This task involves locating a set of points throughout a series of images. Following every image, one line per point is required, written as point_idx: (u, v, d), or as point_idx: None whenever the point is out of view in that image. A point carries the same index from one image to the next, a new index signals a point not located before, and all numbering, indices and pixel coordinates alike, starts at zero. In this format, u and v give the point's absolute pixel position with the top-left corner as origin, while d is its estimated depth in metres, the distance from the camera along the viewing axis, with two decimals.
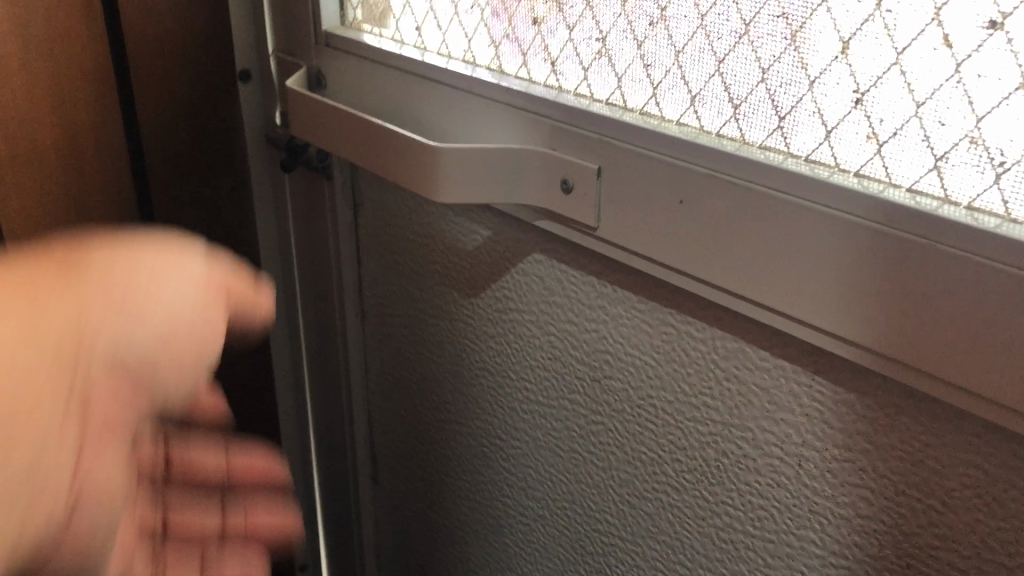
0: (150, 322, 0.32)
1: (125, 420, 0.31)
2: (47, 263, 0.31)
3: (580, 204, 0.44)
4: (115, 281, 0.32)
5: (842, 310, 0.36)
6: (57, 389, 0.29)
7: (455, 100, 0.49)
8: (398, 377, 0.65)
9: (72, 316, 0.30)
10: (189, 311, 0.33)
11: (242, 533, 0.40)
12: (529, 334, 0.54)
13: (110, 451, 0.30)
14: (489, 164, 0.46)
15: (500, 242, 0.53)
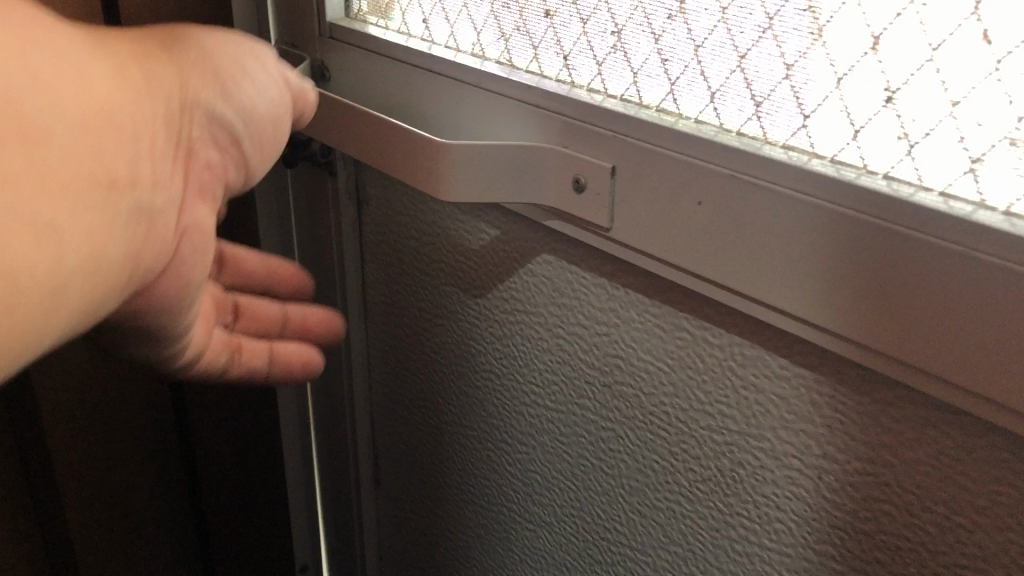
0: (238, 125, 0.35)
1: (213, 166, 0.35)
2: (148, 48, 0.32)
3: (593, 204, 0.43)
4: (208, 60, 0.34)
5: (800, 289, 0.36)
6: (169, 143, 0.32)
7: (463, 95, 0.47)
8: (402, 378, 0.64)
9: (178, 90, 0.32)
10: (269, 108, 0.37)
11: (293, 350, 0.49)
12: (536, 337, 0.52)
13: (199, 225, 0.35)
14: (498, 161, 0.44)
15: (508, 241, 0.51)
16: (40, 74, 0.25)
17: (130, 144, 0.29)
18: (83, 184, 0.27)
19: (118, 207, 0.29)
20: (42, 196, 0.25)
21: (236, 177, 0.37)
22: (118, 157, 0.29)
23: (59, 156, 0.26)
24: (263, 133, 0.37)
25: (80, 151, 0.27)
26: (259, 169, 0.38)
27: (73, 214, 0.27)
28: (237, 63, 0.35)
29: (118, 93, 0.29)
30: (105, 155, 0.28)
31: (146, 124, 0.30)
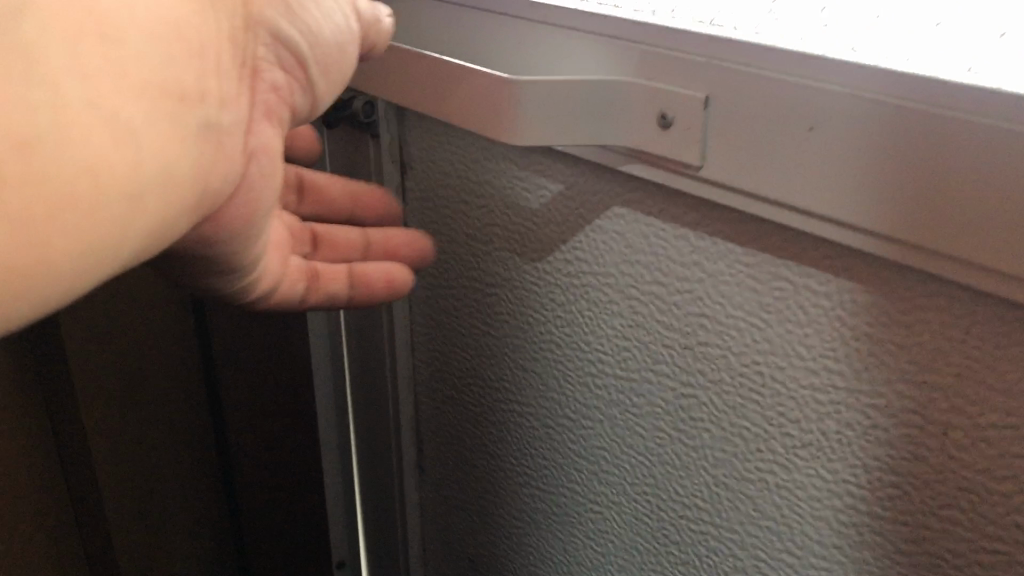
0: (303, 48, 0.34)
1: (274, 85, 0.34)
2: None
3: (682, 140, 0.39)
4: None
5: (837, 189, 0.35)
6: (236, 60, 0.31)
7: (528, 33, 0.44)
8: (450, 355, 0.60)
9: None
10: (341, 36, 0.36)
11: (374, 267, 0.47)
12: (605, 299, 0.48)
13: (266, 150, 0.34)
14: (574, 99, 0.40)
15: (573, 196, 0.48)
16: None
17: (203, 51, 0.28)
18: (164, 92, 0.27)
19: (195, 118, 0.28)
20: (117, 94, 0.25)
21: (298, 101, 0.36)
22: (193, 64, 0.28)
23: (139, 54, 0.26)
24: (324, 51, 0.35)
25: (152, 57, 0.26)
26: (322, 91, 0.36)
27: (155, 114, 0.26)
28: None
29: (197, 9, 0.28)
30: (177, 65, 0.27)
31: (210, 28, 0.29)
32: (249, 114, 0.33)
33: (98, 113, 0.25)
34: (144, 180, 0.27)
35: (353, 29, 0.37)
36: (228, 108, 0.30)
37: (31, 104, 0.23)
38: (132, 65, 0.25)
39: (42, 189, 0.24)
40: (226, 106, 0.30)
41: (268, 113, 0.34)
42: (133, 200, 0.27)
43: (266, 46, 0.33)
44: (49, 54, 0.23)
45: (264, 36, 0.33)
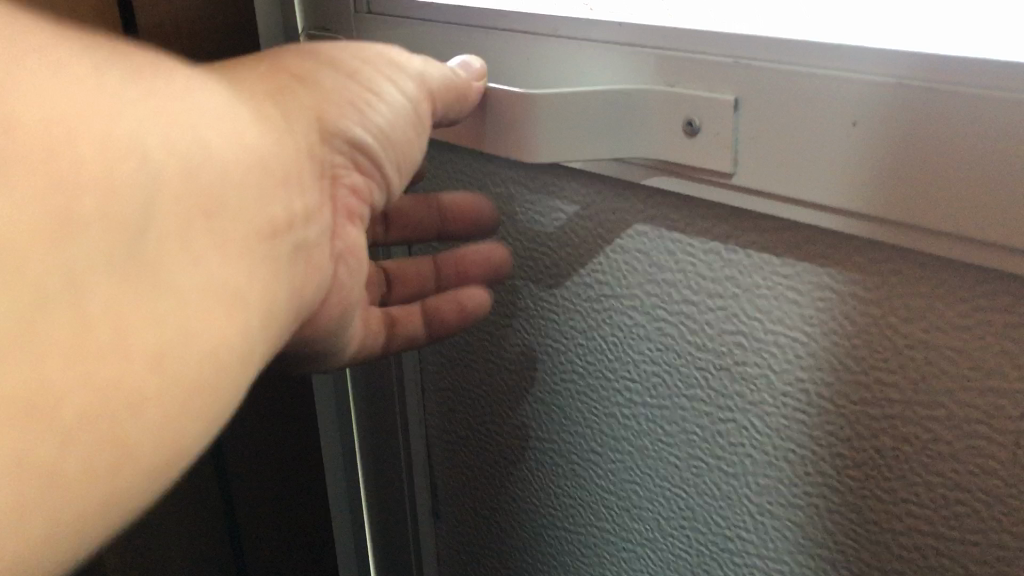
0: (376, 150, 0.37)
1: (352, 187, 0.38)
2: (279, 81, 0.34)
3: (711, 146, 0.37)
4: (341, 87, 0.36)
5: (864, 183, 0.33)
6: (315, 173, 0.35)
7: (538, 47, 0.42)
8: (463, 394, 0.57)
9: (312, 119, 0.34)
10: (415, 127, 0.39)
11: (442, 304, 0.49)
12: (631, 324, 0.45)
13: (352, 248, 0.39)
14: (592, 109, 0.38)
15: (590, 217, 0.45)
16: (207, 143, 0.27)
17: (286, 179, 0.32)
18: (262, 234, 0.30)
19: (289, 244, 0.32)
20: (229, 257, 0.28)
21: (377, 194, 0.39)
22: (278, 195, 0.31)
23: (237, 211, 0.29)
24: (396, 141, 0.38)
25: (251, 205, 0.29)
26: (402, 177, 0.40)
27: (259, 256, 0.30)
28: (357, 77, 0.37)
29: (274, 140, 0.31)
30: (267, 204, 0.30)
31: (289, 159, 0.32)
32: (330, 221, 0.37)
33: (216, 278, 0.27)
34: (266, 319, 0.30)
35: (431, 110, 0.39)
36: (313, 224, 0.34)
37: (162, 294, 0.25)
38: (236, 226, 0.28)
39: (190, 378, 0.26)
40: (313, 224, 0.34)
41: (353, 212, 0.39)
42: (264, 342, 0.30)
43: (342, 153, 0.36)
44: (175, 248, 0.26)
45: (340, 145, 0.36)
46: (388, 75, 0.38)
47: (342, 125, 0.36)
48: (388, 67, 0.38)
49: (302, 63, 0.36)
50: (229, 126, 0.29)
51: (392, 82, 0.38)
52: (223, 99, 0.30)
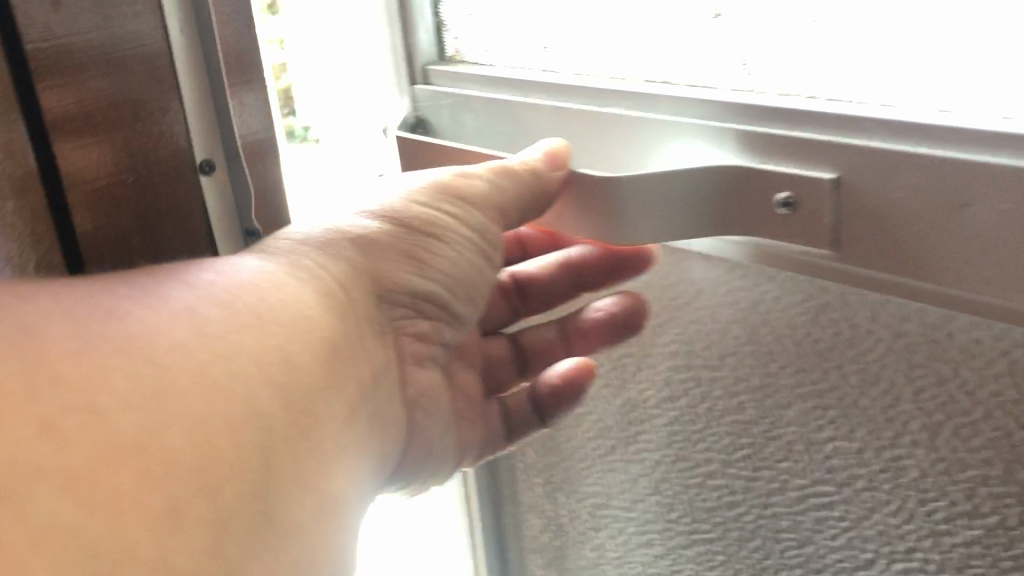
0: (438, 292, 0.40)
1: (419, 332, 0.41)
2: (336, 254, 0.37)
3: (810, 223, 0.35)
4: (394, 244, 0.39)
5: (977, 267, 0.32)
6: (377, 336, 0.38)
7: (607, 124, 0.41)
8: (534, 462, 0.56)
9: (369, 285, 0.38)
10: (476, 267, 0.42)
11: (558, 384, 0.48)
12: (712, 396, 0.45)
13: (421, 391, 0.43)
14: (681, 190, 0.37)
15: (672, 288, 0.45)
16: (289, 354, 0.30)
17: (356, 347, 0.35)
18: (343, 414, 0.33)
19: (362, 413, 0.35)
20: (322, 456, 0.31)
21: (446, 334, 0.43)
22: (352, 368, 0.34)
23: (321, 407, 0.31)
24: (455, 280, 0.41)
25: (331, 394, 0.32)
26: (470, 313, 0.43)
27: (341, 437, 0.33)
28: (417, 225, 0.39)
29: (338, 320, 0.34)
30: (343, 381, 0.33)
31: (356, 328, 0.36)
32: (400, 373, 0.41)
33: (318, 483, 0.30)
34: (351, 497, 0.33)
35: (491, 242, 0.42)
36: (381, 383, 0.38)
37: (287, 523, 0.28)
38: (323, 412, 0.31)
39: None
40: (381, 383, 0.38)
41: (426, 356, 0.43)
42: (352, 521, 0.33)
43: (408, 304, 0.40)
44: (288, 477, 0.29)
45: (404, 297, 0.39)
46: (447, 214, 0.40)
47: (405, 278, 0.39)
48: (448, 206, 0.40)
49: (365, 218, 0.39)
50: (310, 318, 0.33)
51: (451, 224, 0.40)
52: (302, 290, 0.33)
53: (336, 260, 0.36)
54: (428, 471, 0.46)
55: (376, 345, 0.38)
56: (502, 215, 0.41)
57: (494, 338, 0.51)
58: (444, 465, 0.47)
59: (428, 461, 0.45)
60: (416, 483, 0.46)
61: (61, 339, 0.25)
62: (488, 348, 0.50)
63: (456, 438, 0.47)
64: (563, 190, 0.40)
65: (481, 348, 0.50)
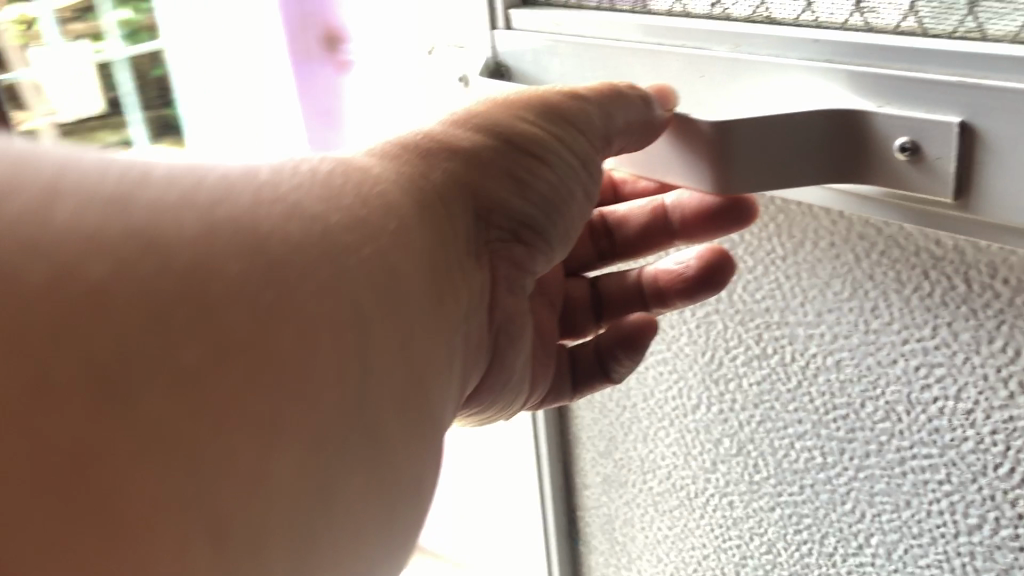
0: (535, 216, 0.39)
1: (517, 260, 0.40)
2: (434, 168, 0.35)
3: (931, 169, 0.33)
4: (500, 161, 0.37)
5: None
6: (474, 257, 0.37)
7: (712, 66, 0.39)
8: (613, 422, 0.55)
9: (470, 205, 0.36)
10: (576, 191, 0.40)
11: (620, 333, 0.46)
12: (808, 354, 0.43)
13: (514, 317, 0.41)
14: (793, 133, 0.35)
15: (768, 242, 0.43)
16: (388, 272, 0.29)
17: (451, 274, 0.34)
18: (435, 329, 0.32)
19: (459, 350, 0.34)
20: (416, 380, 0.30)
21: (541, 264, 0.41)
22: (449, 291, 0.33)
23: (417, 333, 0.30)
24: (556, 203, 0.39)
25: (428, 316, 0.31)
26: (568, 240, 0.41)
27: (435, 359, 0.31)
28: (523, 141, 0.37)
29: (437, 241, 0.33)
30: (440, 302, 0.32)
31: (453, 250, 0.35)
32: (496, 303, 0.39)
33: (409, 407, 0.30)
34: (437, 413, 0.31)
35: (595, 165, 0.40)
36: (474, 311, 0.37)
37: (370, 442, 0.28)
38: (415, 326, 0.30)
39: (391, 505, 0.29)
40: (475, 311, 0.37)
41: (521, 285, 0.41)
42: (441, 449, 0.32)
43: (505, 227, 0.38)
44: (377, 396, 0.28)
45: (500, 220, 0.38)
46: (552, 133, 0.38)
47: (505, 198, 0.37)
48: (557, 124, 0.38)
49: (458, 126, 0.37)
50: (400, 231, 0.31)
51: (560, 144, 0.38)
52: (396, 194, 0.32)
53: (435, 181, 0.35)
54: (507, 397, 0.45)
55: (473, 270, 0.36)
56: (608, 141, 0.39)
57: (575, 280, 0.49)
58: (520, 401, 0.46)
59: (506, 394, 0.44)
60: (485, 413, 0.45)
61: (158, 194, 0.25)
62: (568, 290, 0.49)
63: (533, 377, 0.46)
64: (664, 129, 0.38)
65: (562, 288, 0.49)
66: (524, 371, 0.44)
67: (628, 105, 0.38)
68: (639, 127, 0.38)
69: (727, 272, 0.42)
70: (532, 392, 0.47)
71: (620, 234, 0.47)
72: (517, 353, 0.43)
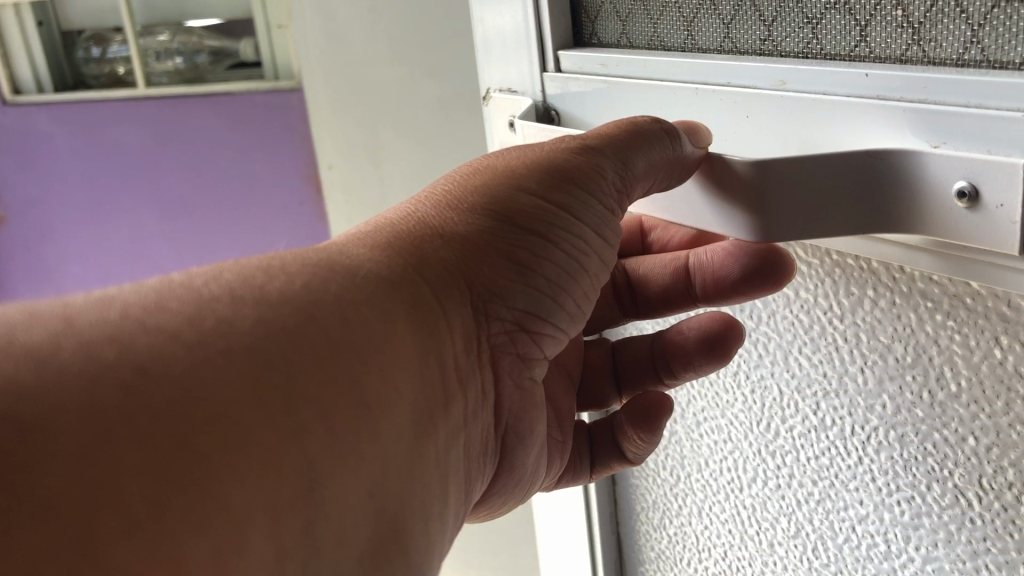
0: (543, 296, 0.38)
1: (523, 348, 0.39)
2: (409, 257, 0.34)
3: (992, 219, 0.29)
4: (490, 248, 0.36)
5: None
6: (467, 344, 0.36)
7: (757, 105, 0.36)
8: (667, 492, 0.51)
9: (456, 295, 0.35)
10: (587, 257, 0.39)
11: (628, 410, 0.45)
12: (869, 427, 0.38)
13: (518, 405, 0.41)
14: (847, 169, 0.32)
15: (821, 298, 0.39)
16: (348, 350, 0.29)
17: (446, 382, 0.34)
18: (412, 425, 0.32)
19: (432, 428, 0.33)
20: (379, 454, 0.29)
21: (551, 347, 0.40)
22: (427, 367, 0.33)
23: (380, 409, 0.30)
24: (565, 273, 0.38)
25: (399, 395, 0.31)
26: (579, 313, 0.40)
27: (408, 460, 0.31)
28: (522, 217, 0.37)
29: (419, 324, 0.33)
30: (417, 382, 0.32)
31: (450, 348, 0.35)
32: (501, 401, 0.40)
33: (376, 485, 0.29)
34: (411, 521, 0.31)
35: (607, 229, 0.39)
36: (474, 412, 0.37)
37: (328, 522, 0.27)
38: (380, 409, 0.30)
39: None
40: (473, 415, 0.37)
41: (529, 365, 0.40)
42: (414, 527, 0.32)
43: (508, 317, 0.37)
44: (339, 476, 0.28)
45: (501, 310, 0.37)
46: (560, 203, 0.37)
47: (508, 285, 0.37)
48: (564, 195, 0.37)
49: (442, 209, 0.37)
50: (390, 324, 0.31)
51: (566, 215, 0.37)
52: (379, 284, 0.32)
53: (403, 264, 0.34)
54: (523, 485, 0.44)
55: (473, 373, 0.37)
56: (625, 201, 0.38)
57: (594, 348, 0.49)
58: (536, 488, 0.46)
59: (519, 485, 0.44)
60: (499, 504, 0.44)
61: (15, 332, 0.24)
62: (586, 358, 0.49)
63: (549, 458, 0.46)
64: (698, 169, 0.37)
65: (577, 356, 0.49)
66: (536, 463, 0.44)
67: (650, 149, 0.37)
68: (674, 163, 0.37)
69: (733, 341, 0.41)
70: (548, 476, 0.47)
71: (639, 288, 0.47)
72: (523, 451, 0.43)
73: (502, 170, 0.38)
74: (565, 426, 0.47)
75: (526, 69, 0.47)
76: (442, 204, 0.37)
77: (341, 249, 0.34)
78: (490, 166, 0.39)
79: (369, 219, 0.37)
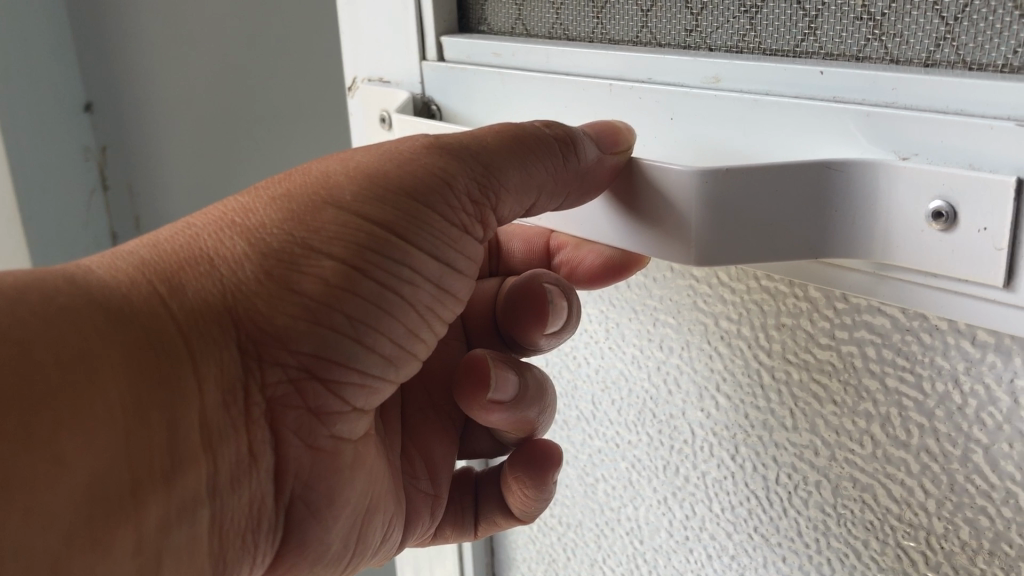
0: (345, 339, 0.31)
1: (318, 401, 0.32)
2: (139, 291, 0.28)
3: (969, 245, 0.25)
4: (263, 282, 0.29)
5: None
6: (219, 401, 0.30)
7: (681, 105, 0.31)
8: (554, 539, 0.45)
9: (202, 342, 0.29)
10: (414, 287, 0.32)
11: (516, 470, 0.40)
12: (798, 478, 0.34)
13: (322, 472, 0.35)
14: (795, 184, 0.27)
15: (742, 329, 0.34)
16: None
17: (171, 450, 0.28)
18: (87, 513, 0.26)
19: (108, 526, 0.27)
20: None
21: (358, 399, 0.34)
22: (120, 450, 0.27)
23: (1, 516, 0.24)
24: (376, 308, 0.31)
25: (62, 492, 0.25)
26: (396, 355, 0.34)
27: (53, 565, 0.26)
28: (320, 240, 0.30)
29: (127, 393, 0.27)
30: (100, 471, 0.26)
31: (193, 408, 0.29)
32: (284, 465, 0.33)
33: None
34: None
35: (449, 252, 0.33)
36: (234, 478, 0.32)
37: None
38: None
39: None
40: (229, 485, 0.32)
41: (333, 416, 0.33)
42: None
43: (292, 364, 0.31)
44: None
45: (286, 357, 0.30)
46: (375, 220, 0.30)
47: (291, 328, 0.30)
48: (387, 211, 0.30)
49: (231, 227, 0.30)
50: (91, 386, 0.26)
51: (388, 236, 0.31)
52: (95, 309, 0.27)
53: (138, 310, 0.28)
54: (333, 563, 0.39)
55: (229, 433, 0.30)
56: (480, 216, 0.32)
57: None
58: (366, 558, 0.40)
59: (321, 561, 0.38)
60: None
61: None
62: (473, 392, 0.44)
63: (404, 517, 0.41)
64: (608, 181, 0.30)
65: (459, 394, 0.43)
66: (346, 541, 0.38)
67: (535, 163, 0.31)
68: (575, 178, 0.31)
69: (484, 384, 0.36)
70: (382, 547, 0.41)
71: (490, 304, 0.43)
72: (322, 524, 0.36)
73: (314, 178, 0.31)
74: (437, 479, 0.42)
75: (403, 57, 0.40)
76: (224, 219, 0.30)
77: (88, 276, 0.28)
78: (307, 168, 0.32)
79: (147, 234, 0.30)
